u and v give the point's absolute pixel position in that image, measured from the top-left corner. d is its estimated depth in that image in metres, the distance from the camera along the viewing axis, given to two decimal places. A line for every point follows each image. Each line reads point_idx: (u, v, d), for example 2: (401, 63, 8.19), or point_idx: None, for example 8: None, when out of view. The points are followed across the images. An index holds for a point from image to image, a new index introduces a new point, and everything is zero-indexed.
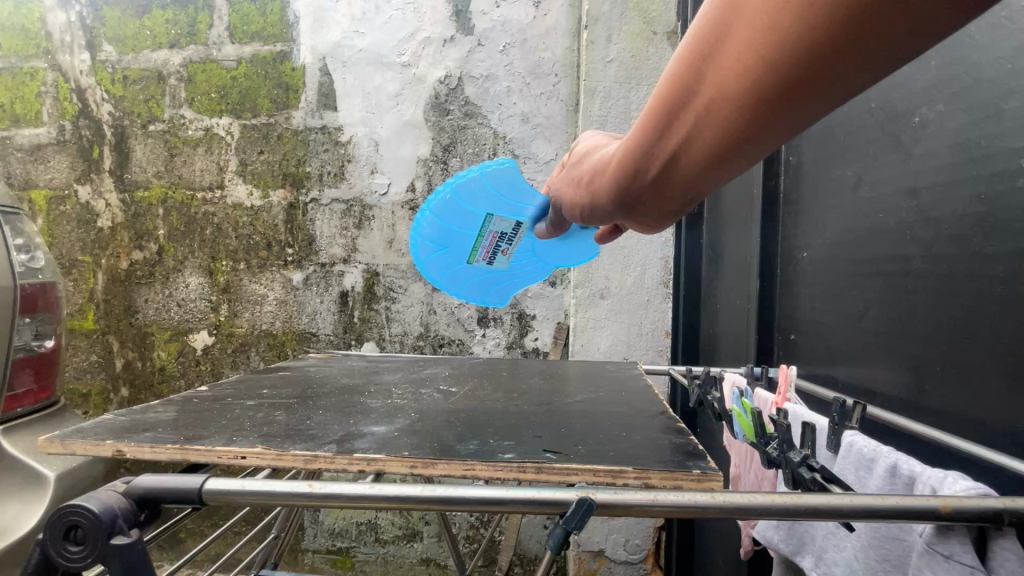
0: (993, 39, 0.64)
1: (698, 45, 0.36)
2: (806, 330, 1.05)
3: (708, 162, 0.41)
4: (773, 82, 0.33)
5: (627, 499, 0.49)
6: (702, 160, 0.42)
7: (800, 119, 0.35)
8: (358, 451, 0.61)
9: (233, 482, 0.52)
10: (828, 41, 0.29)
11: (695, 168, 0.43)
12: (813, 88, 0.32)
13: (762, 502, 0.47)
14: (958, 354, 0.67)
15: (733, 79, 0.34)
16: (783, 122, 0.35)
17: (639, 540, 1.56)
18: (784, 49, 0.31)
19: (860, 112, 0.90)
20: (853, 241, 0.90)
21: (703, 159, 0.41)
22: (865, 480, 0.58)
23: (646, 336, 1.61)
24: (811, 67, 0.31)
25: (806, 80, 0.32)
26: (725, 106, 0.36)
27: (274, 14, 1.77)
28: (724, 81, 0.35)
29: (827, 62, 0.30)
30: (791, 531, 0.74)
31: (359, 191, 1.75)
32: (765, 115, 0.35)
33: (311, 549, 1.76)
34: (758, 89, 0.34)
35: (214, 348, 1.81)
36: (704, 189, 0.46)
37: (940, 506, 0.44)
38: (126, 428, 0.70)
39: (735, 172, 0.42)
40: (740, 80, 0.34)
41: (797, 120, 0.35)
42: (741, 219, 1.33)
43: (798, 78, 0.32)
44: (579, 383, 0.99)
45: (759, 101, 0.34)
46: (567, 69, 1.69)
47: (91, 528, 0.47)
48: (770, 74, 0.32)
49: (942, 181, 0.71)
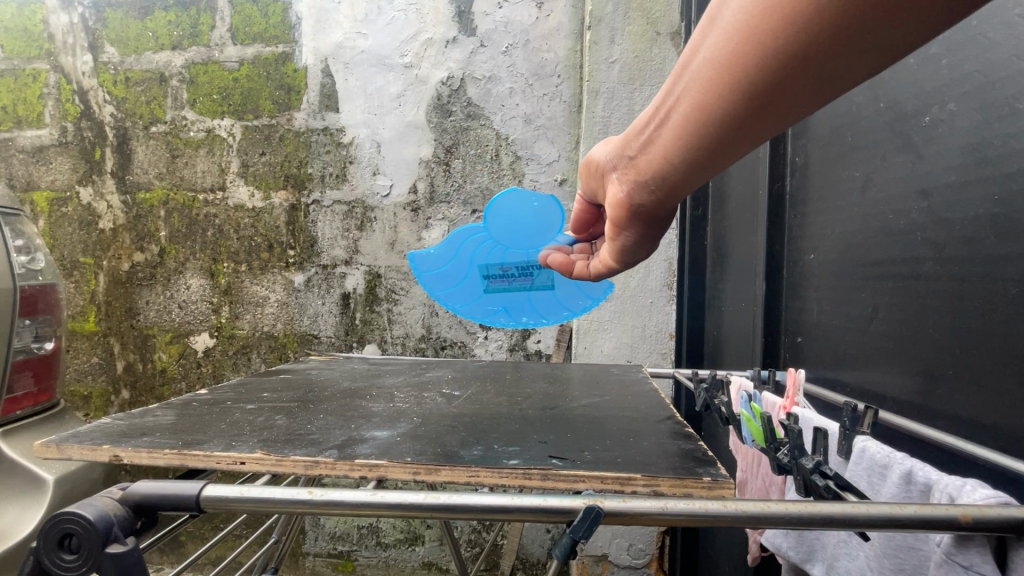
0: (1006, 37, 0.63)
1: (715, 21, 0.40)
2: (813, 333, 1.04)
3: (685, 123, 0.46)
4: (752, 47, 0.37)
5: (636, 507, 0.47)
6: (681, 120, 0.46)
7: (770, 95, 0.39)
8: (359, 457, 0.60)
9: (231, 488, 0.51)
10: (822, 14, 0.32)
11: (677, 129, 0.48)
12: (814, 67, 0.36)
13: (775, 511, 0.46)
14: (971, 358, 0.66)
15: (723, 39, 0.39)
16: (785, 97, 0.39)
17: (642, 544, 1.55)
18: (790, 29, 0.34)
19: (869, 112, 0.89)
20: (862, 243, 0.89)
21: (684, 121, 0.46)
22: (878, 487, 0.57)
23: (650, 339, 1.60)
24: (804, 40, 0.34)
25: (808, 58, 0.35)
26: (710, 65, 0.41)
27: (275, 16, 1.76)
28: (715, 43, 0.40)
29: (801, 37, 0.34)
30: (801, 538, 0.72)
31: (362, 192, 1.74)
32: (737, 81, 0.39)
33: (312, 552, 1.75)
34: (740, 52, 0.38)
35: (214, 351, 1.80)
36: (709, 166, 0.50)
37: (960, 516, 0.43)
38: (123, 432, 0.69)
39: (729, 145, 0.46)
40: (727, 41, 0.39)
41: (799, 96, 0.39)
42: (746, 221, 1.32)
43: (774, 49, 0.36)
44: (583, 387, 0.98)
45: (736, 63, 0.39)
46: (570, 69, 1.68)
47: (87, 536, 0.46)
48: (775, 51, 0.36)
49: (954, 182, 0.70)
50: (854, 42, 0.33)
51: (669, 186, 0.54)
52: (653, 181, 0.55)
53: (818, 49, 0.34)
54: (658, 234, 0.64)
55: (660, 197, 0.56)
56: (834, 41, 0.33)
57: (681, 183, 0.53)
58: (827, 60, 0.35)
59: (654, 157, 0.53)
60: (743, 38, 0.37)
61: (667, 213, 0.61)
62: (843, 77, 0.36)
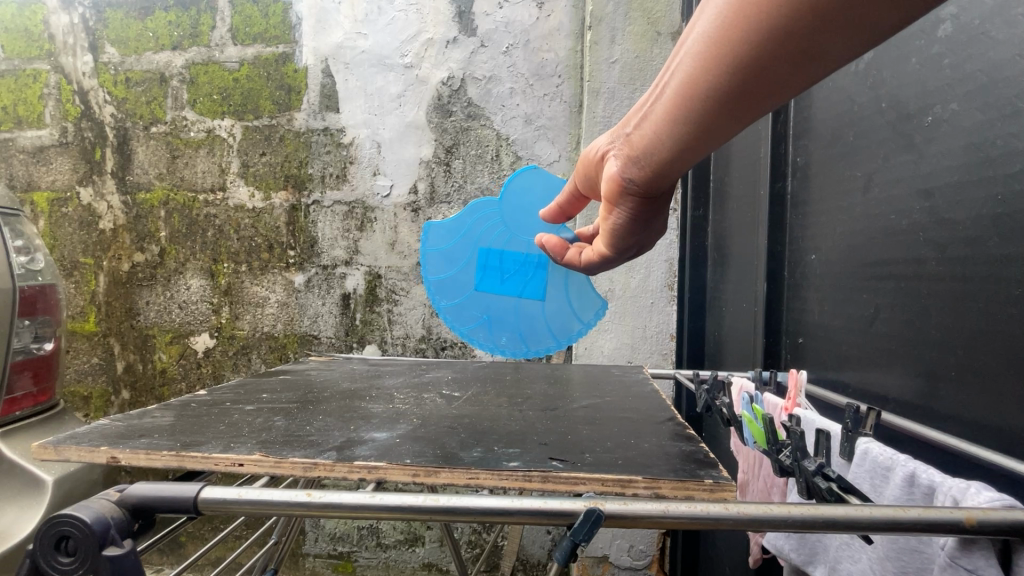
0: (1009, 36, 0.62)
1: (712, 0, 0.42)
2: (815, 334, 1.03)
3: (677, 102, 0.47)
4: (742, 21, 0.39)
5: (637, 510, 0.47)
6: (673, 98, 0.48)
7: (757, 71, 0.40)
8: (359, 458, 0.60)
9: (229, 491, 0.51)
10: None
11: (668, 109, 0.49)
12: (800, 43, 0.37)
13: (777, 514, 0.45)
14: (974, 359, 0.66)
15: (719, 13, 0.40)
16: (773, 73, 0.40)
17: (643, 546, 1.54)
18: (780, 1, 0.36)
19: (871, 112, 0.89)
20: (864, 243, 0.89)
21: (677, 99, 0.47)
22: (881, 489, 0.57)
23: (651, 340, 1.60)
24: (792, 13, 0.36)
25: (794, 32, 0.37)
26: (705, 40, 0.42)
27: (276, 16, 1.76)
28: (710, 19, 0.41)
29: (789, 9, 0.36)
30: (803, 541, 0.72)
31: (362, 192, 1.74)
32: (727, 56, 0.41)
33: (312, 554, 1.74)
34: (731, 27, 0.40)
35: (214, 351, 1.80)
36: (700, 150, 0.51)
37: (965, 519, 0.42)
38: (121, 434, 0.69)
39: (718, 126, 0.47)
40: (720, 17, 0.40)
41: (787, 74, 0.40)
42: (748, 221, 1.32)
43: (763, 24, 0.37)
44: (584, 388, 0.98)
45: (726, 38, 0.40)
46: (571, 69, 1.68)
47: (83, 539, 0.46)
48: (764, 25, 0.37)
49: (957, 181, 0.69)
50: (840, 18, 0.35)
51: (658, 169, 0.55)
52: (644, 162, 0.55)
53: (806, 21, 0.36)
54: (649, 221, 0.64)
55: (651, 182, 0.57)
56: (820, 12, 0.35)
57: (672, 166, 0.54)
58: (814, 35, 0.36)
59: (646, 138, 0.54)
60: (736, 13, 0.39)
61: (659, 200, 0.61)
62: (829, 55, 0.38)
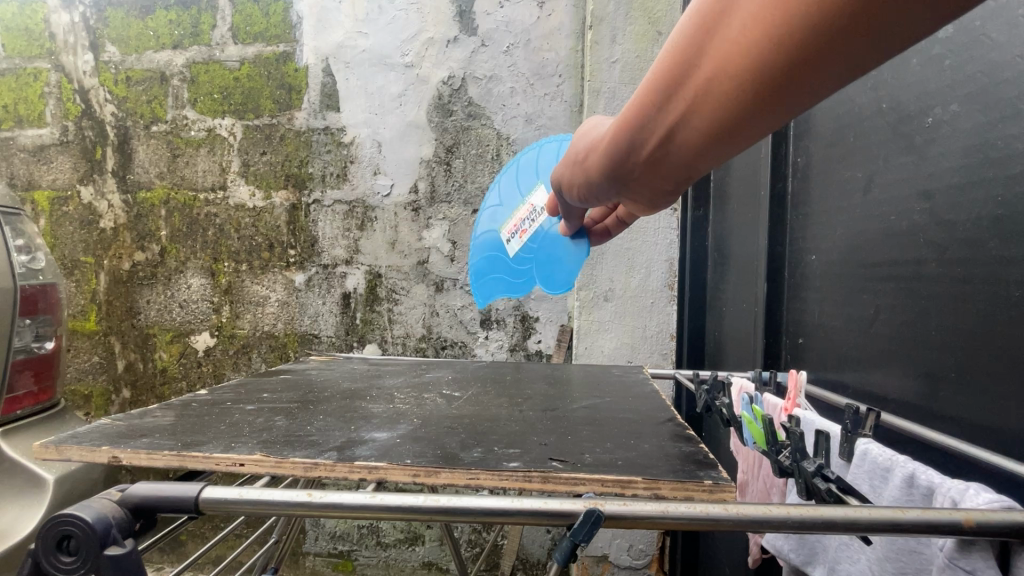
0: (1010, 38, 0.62)
1: (726, 35, 0.35)
2: (815, 335, 1.03)
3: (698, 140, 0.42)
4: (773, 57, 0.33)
5: (637, 511, 0.47)
6: (693, 137, 0.42)
7: (786, 100, 0.35)
8: (360, 459, 0.60)
9: (230, 491, 0.51)
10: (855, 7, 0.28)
11: (688, 147, 0.43)
12: (834, 67, 0.32)
13: (776, 515, 0.45)
14: (974, 360, 0.66)
15: (734, 49, 0.34)
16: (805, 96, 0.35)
17: (642, 545, 1.54)
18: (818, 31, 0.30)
19: (871, 113, 0.89)
20: (864, 244, 0.89)
21: (697, 137, 0.42)
22: (880, 490, 0.57)
23: (651, 340, 1.60)
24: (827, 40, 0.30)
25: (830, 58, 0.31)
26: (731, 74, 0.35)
27: (276, 15, 1.76)
28: (724, 54, 0.35)
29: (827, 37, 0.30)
30: (802, 541, 0.72)
31: (362, 192, 1.74)
32: (755, 90, 0.35)
33: (312, 552, 1.75)
34: (758, 62, 0.34)
35: (215, 350, 1.80)
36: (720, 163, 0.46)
37: (963, 520, 0.43)
38: (122, 433, 0.69)
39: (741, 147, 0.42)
40: (739, 56, 0.34)
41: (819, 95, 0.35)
42: (748, 221, 1.32)
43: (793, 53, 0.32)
44: (584, 388, 0.98)
45: (754, 75, 0.34)
46: (572, 69, 1.68)
47: (85, 539, 0.46)
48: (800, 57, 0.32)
49: (958, 183, 0.69)
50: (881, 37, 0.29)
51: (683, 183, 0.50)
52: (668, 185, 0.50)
53: (836, 46, 0.30)
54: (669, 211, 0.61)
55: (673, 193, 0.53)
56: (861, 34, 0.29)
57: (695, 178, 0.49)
58: (851, 57, 0.31)
59: (660, 173, 0.49)
60: (759, 49, 0.33)
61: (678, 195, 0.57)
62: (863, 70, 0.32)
